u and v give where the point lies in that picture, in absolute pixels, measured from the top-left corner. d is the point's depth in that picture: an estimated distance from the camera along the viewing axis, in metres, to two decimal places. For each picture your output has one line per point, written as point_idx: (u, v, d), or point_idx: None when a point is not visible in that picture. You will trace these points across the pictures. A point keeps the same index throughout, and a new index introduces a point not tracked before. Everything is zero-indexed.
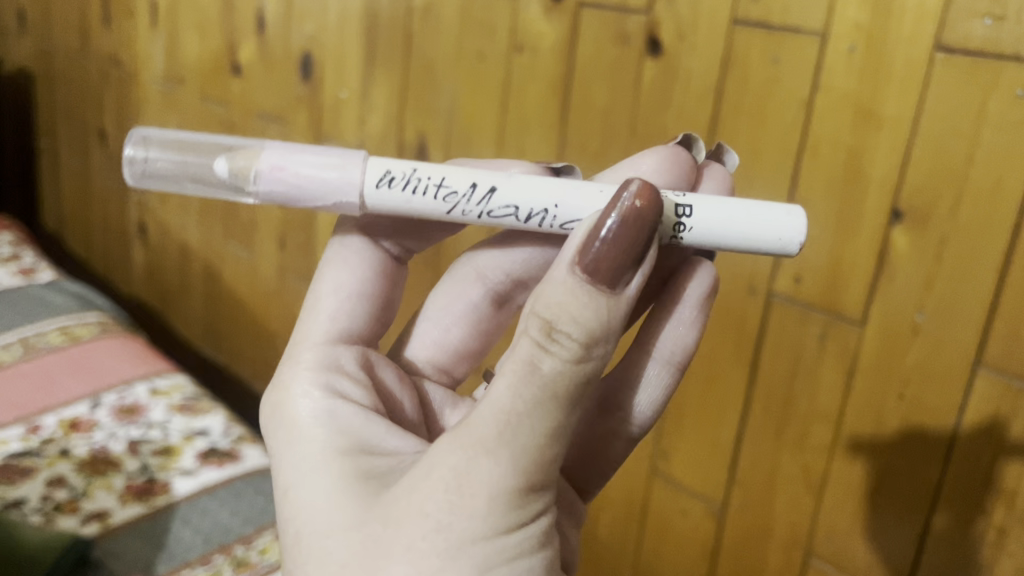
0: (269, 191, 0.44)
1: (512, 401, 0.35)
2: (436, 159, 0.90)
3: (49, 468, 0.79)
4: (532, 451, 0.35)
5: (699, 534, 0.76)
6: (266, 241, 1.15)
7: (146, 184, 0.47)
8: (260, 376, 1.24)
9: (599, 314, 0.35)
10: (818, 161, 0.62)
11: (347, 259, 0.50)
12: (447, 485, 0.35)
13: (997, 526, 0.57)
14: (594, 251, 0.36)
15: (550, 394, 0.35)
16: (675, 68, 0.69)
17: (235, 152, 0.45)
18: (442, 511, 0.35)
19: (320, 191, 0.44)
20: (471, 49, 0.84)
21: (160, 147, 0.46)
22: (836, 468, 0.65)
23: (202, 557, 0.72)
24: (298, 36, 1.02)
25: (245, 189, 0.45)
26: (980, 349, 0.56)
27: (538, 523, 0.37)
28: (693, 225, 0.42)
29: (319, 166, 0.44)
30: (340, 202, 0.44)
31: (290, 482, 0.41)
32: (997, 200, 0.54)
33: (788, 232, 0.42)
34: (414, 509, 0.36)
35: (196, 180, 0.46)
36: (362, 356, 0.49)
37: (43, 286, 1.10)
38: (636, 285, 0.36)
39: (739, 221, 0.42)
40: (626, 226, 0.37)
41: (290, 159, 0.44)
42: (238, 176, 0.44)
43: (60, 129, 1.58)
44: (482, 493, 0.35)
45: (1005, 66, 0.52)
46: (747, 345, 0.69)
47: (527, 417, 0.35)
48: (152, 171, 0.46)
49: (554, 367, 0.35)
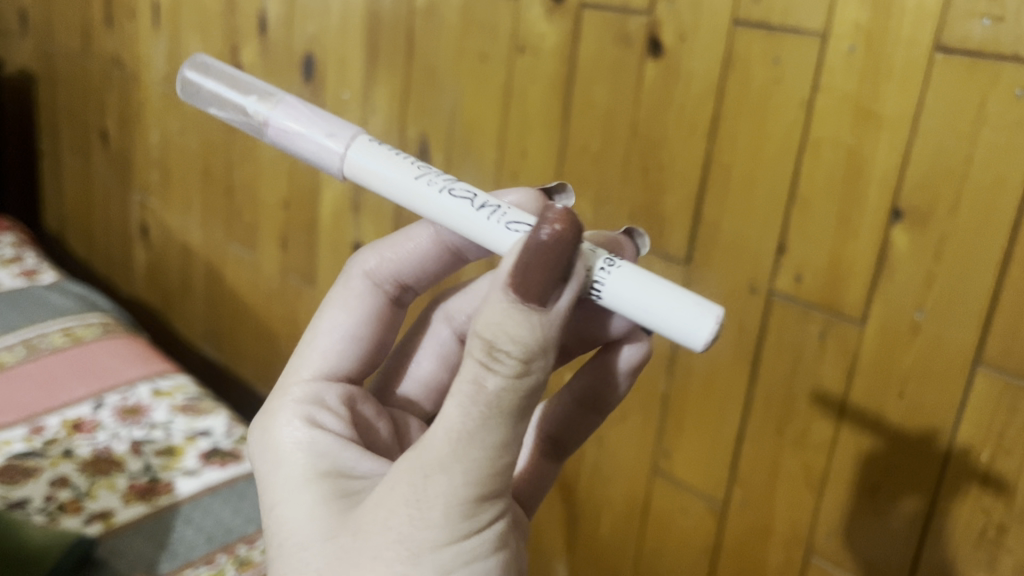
0: (271, 129, 0.48)
1: (461, 420, 0.36)
2: (437, 159, 0.90)
3: (53, 469, 0.79)
4: (485, 464, 0.36)
5: (699, 533, 0.76)
6: (267, 241, 1.16)
7: (192, 100, 0.52)
8: (261, 375, 1.25)
9: (535, 331, 0.35)
10: (818, 160, 0.62)
11: (347, 302, 0.53)
12: (407, 500, 0.37)
13: (997, 523, 0.57)
14: (520, 270, 0.36)
15: (497, 412, 0.36)
16: (676, 68, 0.69)
17: (261, 92, 0.49)
18: (403, 524, 0.37)
19: (307, 140, 0.47)
20: (473, 50, 0.84)
21: (211, 73, 0.51)
22: (836, 466, 0.66)
23: (205, 556, 0.72)
24: (301, 37, 1.03)
25: (256, 124, 0.49)
26: (980, 348, 0.56)
27: (493, 528, 0.38)
28: (615, 270, 0.41)
29: (316, 120, 0.47)
30: (321, 149, 0.46)
31: (271, 501, 0.44)
32: (997, 199, 0.54)
33: (701, 308, 0.39)
34: (379, 522, 0.38)
35: (221, 105, 0.50)
36: (345, 393, 0.50)
37: (46, 287, 1.11)
38: (565, 300, 0.36)
39: (653, 293, 0.40)
40: (545, 246, 0.36)
41: (296, 108, 0.48)
42: (255, 111, 0.48)
43: (62, 131, 1.59)
44: (439, 506, 0.37)
45: (1005, 65, 0.52)
46: (748, 345, 0.69)
47: (476, 434, 0.36)
48: (199, 90, 0.52)
49: (497, 384, 0.36)
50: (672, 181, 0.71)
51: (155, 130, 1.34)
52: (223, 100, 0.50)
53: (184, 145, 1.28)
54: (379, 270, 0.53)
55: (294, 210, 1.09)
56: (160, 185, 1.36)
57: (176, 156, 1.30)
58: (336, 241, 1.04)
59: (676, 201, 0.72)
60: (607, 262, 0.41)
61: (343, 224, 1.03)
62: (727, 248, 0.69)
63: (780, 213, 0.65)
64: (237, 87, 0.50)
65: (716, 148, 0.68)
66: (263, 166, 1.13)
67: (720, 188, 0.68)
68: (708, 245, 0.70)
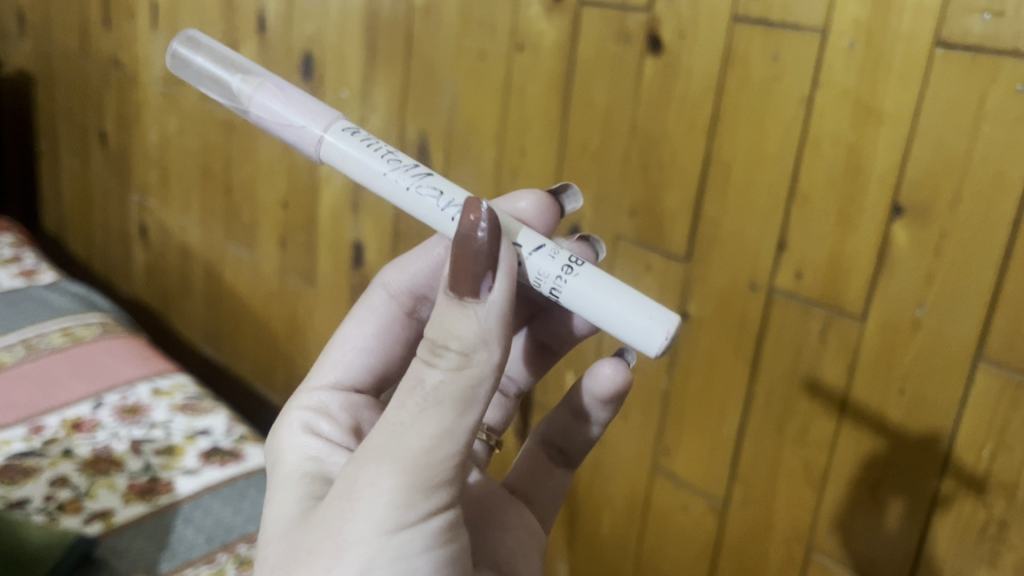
0: (255, 109, 0.49)
1: (399, 413, 0.38)
2: (437, 158, 0.90)
3: (52, 468, 0.79)
4: (415, 453, 0.37)
5: (701, 530, 0.76)
6: (267, 241, 1.16)
7: (182, 75, 0.53)
8: (261, 375, 1.24)
9: (470, 323, 0.37)
10: (818, 157, 0.62)
11: (361, 316, 0.56)
12: (342, 494, 0.39)
13: (999, 519, 0.57)
14: (455, 269, 0.38)
15: (430, 402, 0.37)
16: (676, 65, 0.69)
17: (247, 73, 0.50)
18: (338, 518, 0.39)
19: (286, 121, 0.48)
20: (472, 48, 0.84)
21: (204, 50, 0.52)
22: (837, 463, 0.65)
23: (205, 556, 0.72)
24: (299, 36, 1.03)
25: (242, 104, 0.50)
26: (980, 344, 0.56)
27: (428, 524, 0.38)
28: (577, 274, 0.42)
29: (296, 104, 0.48)
30: (303, 133, 0.47)
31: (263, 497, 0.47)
32: (997, 194, 0.54)
33: (652, 319, 0.40)
34: (325, 514, 0.39)
35: (208, 81, 0.51)
36: (348, 400, 0.53)
37: (44, 287, 1.10)
38: (500, 288, 0.37)
39: (609, 299, 0.41)
40: (464, 246, 0.38)
41: (281, 90, 0.49)
42: (241, 92, 0.49)
43: (61, 131, 1.59)
44: (366, 497, 0.38)
45: (1005, 61, 0.52)
46: (748, 341, 0.69)
47: (412, 425, 0.37)
48: (189, 66, 0.52)
49: (438, 378, 0.37)
50: (672, 178, 0.71)
51: (153, 130, 1.34)
52: (212, 76, 0.51)
53: (183, 145, 1.28)
54: (395, 284, 0.55)
55: (293, 209, 1.09)
56: (159, 186, 1.36)
57: (175, 156, 1.30)
58: (335, 240, 1.04)
59: (677, 198, 0.71)
60: (566, 265, 0.42)
61: (343, 223, 1.02)
62: (727, 246, 0.69)
63: (780, 210, 0.65)
64: (227, 66, 0.51)
65: (716, 145, 0.68)
66: (262, 165, 1.13)
67: (720, 185, 0.68)
68: (708, 242, 0.70)
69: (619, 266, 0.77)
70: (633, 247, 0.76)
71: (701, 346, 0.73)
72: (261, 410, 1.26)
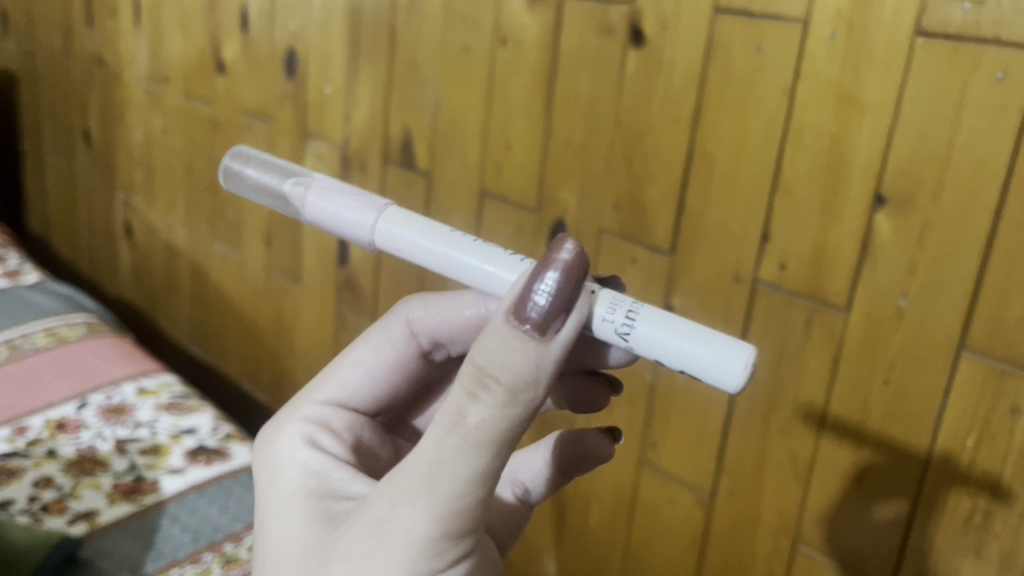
0: (307, 207, 0.50)
1: (435, 452, 0.37)
2: (422, 153, 0.90)
3: (36, 469, 0.78)
4: (451, 499, 0.37)
5: (688, 524, 0.76)
6: (253, 239, 1.15)
7: (238, 188, 0.55)
8: (248, 374, 1.24)
9: (526, 360, 0.36)
10: (801, 149, 0.62)
11: (376, 339, 0.55)
12: (371, 531, 0.38)
13: (984, 509, 0.57)
14: (525, 302, 0.37)
15: (471, 447, 0.37)
16: (658, 57, 0.69)
17: (298, 176, 0.51)
18: (363, 555, 0.38)
19: (338, 216, 0.49)
20: (455, 42, 0.84)
21: (255, 163, 0.54)
22: (823, 455, 0.65)
23: (191, 555, 0.72)
24: (281, 32, 1.02)
25: (296, 208, 0.51)
26: (964, 333, 0.56)
27: (456, 568, 0.38)
28: (640, 317, 0.41)
29: (349, 195, 0.49)
30: (358, 223, 0.48)
31: (263, 513, 0.46)
32: (980, 182, 0.54)
33: (733, 343, 0.39)
34: (346, 550, 0.39)
35: (263, 189, 0.52)
36: (350, 421, 0.53)
37: (29, 287, 1.10)
38: (566, 332, 0.37)
39: (682, 334, 0.40)
40: (543, 273, 0.37)
41: (330, 187, 0.50)
42: (294, 195, 0.50)
43: (45, 130, 1.58)
44: (399, 539, 0.37)
45: (986, 49, 0.52)
46: (733, 333, 0.69)
47: (448, 465, 0.37)
48: (244, 178, 0.54)
49: (480, 415, 0.37)
50: (656, 172, 0.71)
51: (137, 129, 1.33)
52: (263, 183, 0.53)
53: (167, 144, 1.27)
54: (420, 325, 0.54)
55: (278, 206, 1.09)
56: (144, 185, 1.35)
57: (159, 154, 1.29)
58: (320, 237, 1.04)
59: (660, 191, 0.71)
60: (631, 308, 0.41)
61: None
62: (710, 239, 0.69)
63: (764, 201, 0.65)
64: (278, 172, 0.52)
65: (699, 138, 0.68)
66: None
67: (704, 177, 0.68)
68: (692, 234, 0.70)
69: (603, 260, 0.77)
70: (617, 241, 0.75)
71: None
72: (249, 410, 1.25)
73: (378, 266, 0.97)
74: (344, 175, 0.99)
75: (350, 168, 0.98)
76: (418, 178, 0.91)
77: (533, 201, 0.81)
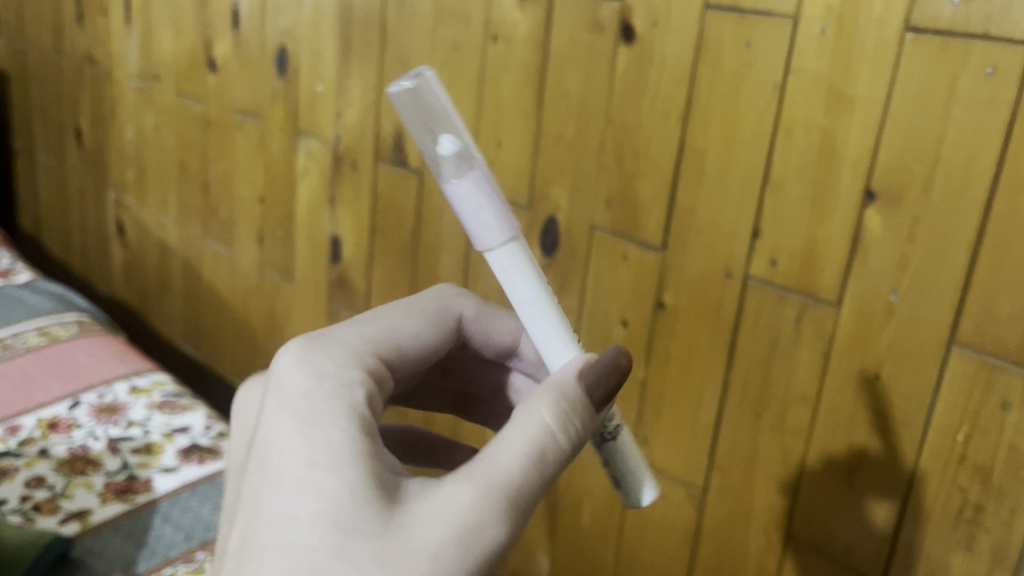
0: (456, 188, 0.43)
1: (522, 472, 0.36)
2: (413, 151, 0.90)
3: (28, 469, 0.78)
4: (519, 530, 0.35)
5: (680, 520, 0.76)
6: (245, 238, 1.15)
7: (397, 99, 0.45)
8: (241, 373, 1.23)
9: (590, 422, 0.40)
10: (791, 144, 0.62)
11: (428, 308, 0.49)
12: (460, 531, 0.33)
13: (974, 503, 0.57)
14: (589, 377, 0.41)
15: (543, 481, 0.36)
16: (648, 54, 0.69)
17: (468, 146, 0.43)
18: (449, 555, 0.32)
19: (476, 217, 0.42)
20: (446, 39, 0.83)
21: (432, 91, 0.44)
22: (814, 451, 0.65)
23: (183, 554, 0.72)
24: (273, 30, 1.02)
25: (445, 177, 0.43)
26: (954, 328, 0.56)
27: None
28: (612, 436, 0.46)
29: (501, 207, 0.43)
30: (489, 239, 0.43)
31: (290, 447, 0.36)
32: (969, 177, 0.54)
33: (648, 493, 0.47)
34: (423, 537, 0.33)
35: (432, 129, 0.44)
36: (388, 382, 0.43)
37: (20, 286, 1.09)
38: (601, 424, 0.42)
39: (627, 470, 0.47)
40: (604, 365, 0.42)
41: (480, 190, 0.42)
42: (455, 168, 0.43)
43: (36, 128, 1.57)
44: (481, 553, 0.33)
45: (975, 44, 0.52)
46: (725, 329, 0.69)
47: (528, 490, 0.36)
48: (415, 95, 0.44)
49: (558, 452, 0.37)
50: (646, 168, 0.71)
51: (129, 127, 1.33)
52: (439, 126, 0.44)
53: (159, 142, 1.27)
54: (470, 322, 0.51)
55: (271, 204, 1.09)
56: (135, 183, 1.35)
57: (151, 153, 1.29)
58: (313, 235, 1.04)
59: (651, 187, 0.71)
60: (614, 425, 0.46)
61: (320, 217, 1.02)
62: (701, 235, 0.69)
63: (754, 197, 0.65)
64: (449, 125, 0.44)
65: (689, 135, 0.68)
66: (240, 161, 1.12)
67: (694, 174, 0.68)
68: (683, 230, 0.70)
69: (595, 257, 0.77)
70: (608, 238, 0.75)
71: (678, 335, 0.72)
72: None
73: (371, 264, 0.97)
74: (337, 173, 0.99)
75: (342, 166, 0.98)
76: (409, 176, 0.91)
77: (525, 198, 0.81)
